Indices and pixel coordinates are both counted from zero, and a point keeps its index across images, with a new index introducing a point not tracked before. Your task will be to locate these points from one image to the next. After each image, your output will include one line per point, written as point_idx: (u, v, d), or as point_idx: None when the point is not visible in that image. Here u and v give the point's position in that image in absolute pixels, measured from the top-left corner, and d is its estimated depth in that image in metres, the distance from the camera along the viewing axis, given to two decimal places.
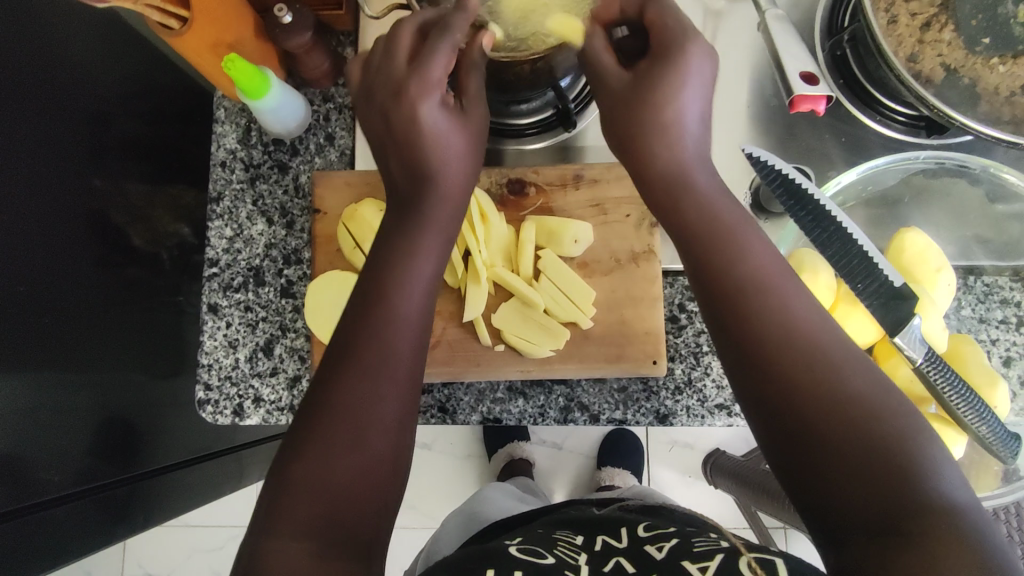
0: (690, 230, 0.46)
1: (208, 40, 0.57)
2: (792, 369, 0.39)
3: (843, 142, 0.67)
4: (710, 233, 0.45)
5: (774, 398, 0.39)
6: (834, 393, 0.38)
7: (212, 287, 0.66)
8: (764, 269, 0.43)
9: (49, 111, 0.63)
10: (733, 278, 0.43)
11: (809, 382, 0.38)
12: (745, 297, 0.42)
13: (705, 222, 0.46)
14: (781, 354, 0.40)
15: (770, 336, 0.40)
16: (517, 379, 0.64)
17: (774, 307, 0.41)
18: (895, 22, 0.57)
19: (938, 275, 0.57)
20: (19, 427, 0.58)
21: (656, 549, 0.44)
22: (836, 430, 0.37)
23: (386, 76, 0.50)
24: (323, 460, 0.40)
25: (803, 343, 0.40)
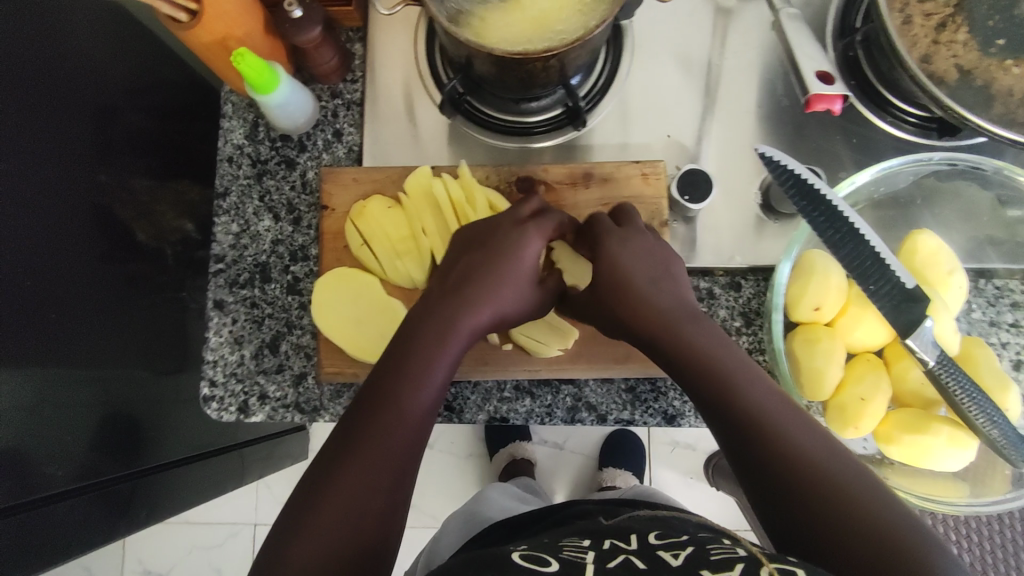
0: (686, 364, 0.50)
1: (217, 34, 0.56)
2: (807, 481, 0.42)
3: (853, 144, 0.66)
4: (704, 368, 0.48)
5: (792, 507, 0.42)
6: (844, 489, 0.41)
7: (218, 283, 0.65)
8: (715, 355, 0.49)
9: (55, 107, 0.63)
10: (700, 358, 0.49)
11: (826, 487, 0.42)
12: (717, 381, 0.47)
13: (699, 362, 0.49)
14: (791, 472, 0.43)
15: (787, 457, 0.43)
16: (524, 378, 0.63)
17: (732, 398, 0.46)
18: (909, 22, 0.57)
19: (949, 277, 0.57)
20: (23, 425, 0.58)
21: (672, 555, 0.44)
22: (858, 515, 0.40)
23: (509, 215, 0.59)
24: (346, 497, 0.43)
25: (763, 423, 0.45)
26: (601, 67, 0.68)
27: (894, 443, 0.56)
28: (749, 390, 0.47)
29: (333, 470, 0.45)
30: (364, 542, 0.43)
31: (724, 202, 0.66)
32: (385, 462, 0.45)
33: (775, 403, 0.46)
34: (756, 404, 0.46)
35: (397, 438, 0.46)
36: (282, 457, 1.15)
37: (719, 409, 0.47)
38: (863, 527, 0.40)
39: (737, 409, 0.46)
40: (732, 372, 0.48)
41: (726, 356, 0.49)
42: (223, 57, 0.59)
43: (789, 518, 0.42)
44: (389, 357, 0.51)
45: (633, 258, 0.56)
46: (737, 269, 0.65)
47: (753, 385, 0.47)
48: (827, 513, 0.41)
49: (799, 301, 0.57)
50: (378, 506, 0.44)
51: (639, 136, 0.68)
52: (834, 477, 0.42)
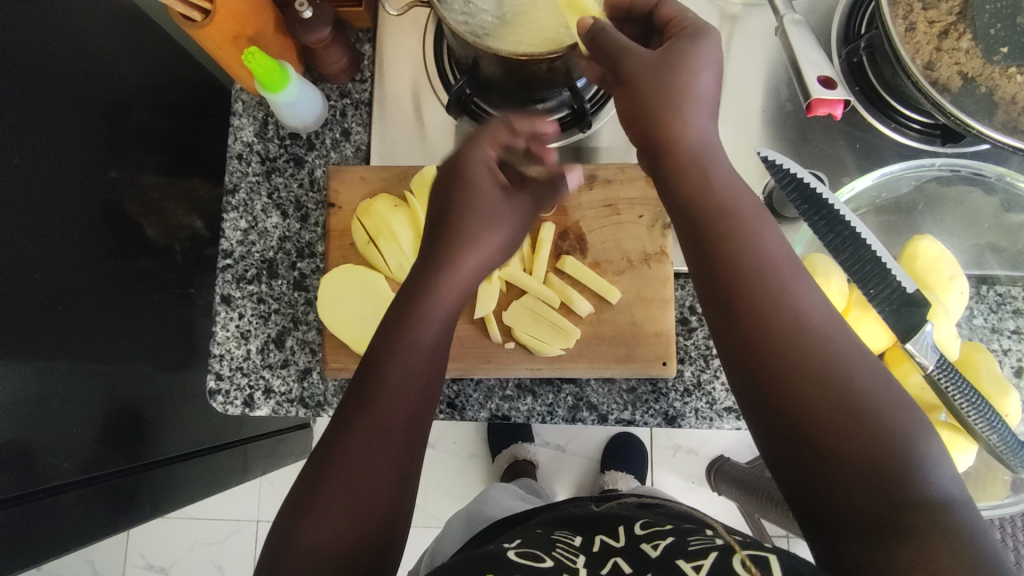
0: (710, 198, 0.43)
1: (229, 34, 0.57)
2: (791, 383, 0.38)
3: (857, 149, 0.67)
4: (731, 214, 0.42)
5: (776, 425, 0.38)
6: (836, 391, 0.37)
7: (226, 278, 0.66)
8: (736, 203, 0.43)
9: (69, 104, 0.64)
10: (716, 202, 0.42)
11: (814, 390, 0.37)
12: (731, 231, 0.42)
13: (726, 209, 0.42)
14: (792, 358, 0.38)
15: (783, 345, 0.38)
16: (526, 376, 0.64)
17: (752, 248, 0.41)
18: (912, 29, 0.58)
19: (951, 283, 0.57)
20: (32, 415, 0.59)
21: (652, 547, 0.45)
22: (858, 427, 0.36)
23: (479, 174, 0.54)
24: (350, 475, 0.43)
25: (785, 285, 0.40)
26: None
27: None
28: (753, 249, 0.41)
29: (336, 449, 0.44)
30: (375, 507, 0.43)
31: None
32: (391, 434, 0.45)
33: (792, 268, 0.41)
34: (769, 264, 0.41)
35: (398, 406, 0.46)
36: (285, 454, 1.15)
37: (737, 257, 0.41)
38: (848, 439, 0.36)
39: (751, 260, 0.41)
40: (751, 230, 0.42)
41: (744, 211, 0.43)
42: (234, 56, 0.60)
43: (775, 431, 0.38)
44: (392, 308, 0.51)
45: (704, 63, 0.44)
46: None
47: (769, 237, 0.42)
48: (812, 430, 0.37)
49: None
50: (385, 472, 0.44)
51: None
52: (828, 373, 0.38)
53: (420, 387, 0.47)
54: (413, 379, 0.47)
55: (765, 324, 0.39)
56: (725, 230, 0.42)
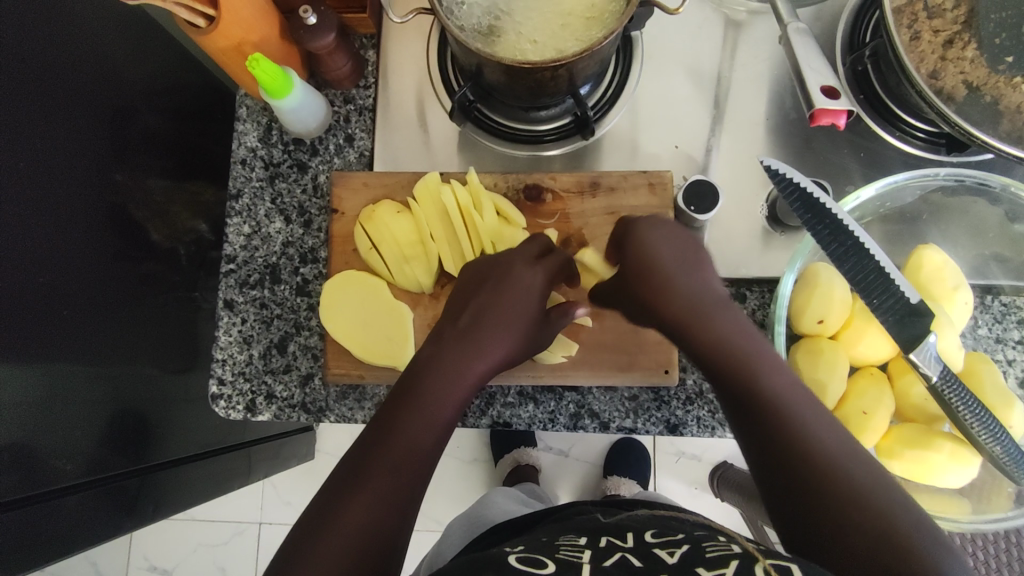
0: (707, 354, 0.51)
1: (233, 40, 0.57)
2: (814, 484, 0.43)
3: (861, 157, 0.67)
4: (727, 354, 0.50)
5: (798, 510, 0.43)
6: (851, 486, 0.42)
7: (228, 283, 0.66)
8: (734, 340, 0.51)
9: (74, 109, 0.64)
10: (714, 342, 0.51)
11: (827, 479, 0.43)
12: (736, 370, 0.49)
13: (721, 350, 0.51)
14: (797, 462, 0.44)
15: (791, 454, 0.44)
16: (528, 384, 0.64)
17: (753, 381, 0.48)
18: (918, 38, 0.57)
19: (955, 293, 0.57)
20: (36, 419, 0.59)
21: (667, 553, 0.45)
22: (855, 506, 0.41)
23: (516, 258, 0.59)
24: (353, 527, 0.43)
25: (777, 407, 0.46)
26: (610, 77, 0.69)
27: (896, 459, 0.56)
28: (769, 379, 0.48)
29: (339, 502, 0.44)
30: (371, 553, 0.43)
31: (732, 214, 0.66)
32: (394, 486, 0.46)
33: (790, 389, 0.48)
34: (776, 387, 0.48)
35: (404, 467, 0.47)
36: (287, 457, 1.16)
37: (737, 394, 0.49)
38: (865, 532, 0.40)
39: (751, 396, 0.48)
40: (753, 359, 0.50)
41: (748, 342, 0.51)
42: (238, 61, 0.61)
43: (778, 497, 0.44)
44: (406, 376, 0.53)
45: (665, 245, 0.57)
46: (742, 282, 0.65)
47: (778, 375, 0.49)
48: (830, 512, 0.42)
49: (803, 312, 0.57)
50: (385, 528, 0.44)
51: (647, 147, 0.69)
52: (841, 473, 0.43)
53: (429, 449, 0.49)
54: (423, 442, 0.48)
55: (783, 429, 0.45)
56: (732, 360, 0.50)
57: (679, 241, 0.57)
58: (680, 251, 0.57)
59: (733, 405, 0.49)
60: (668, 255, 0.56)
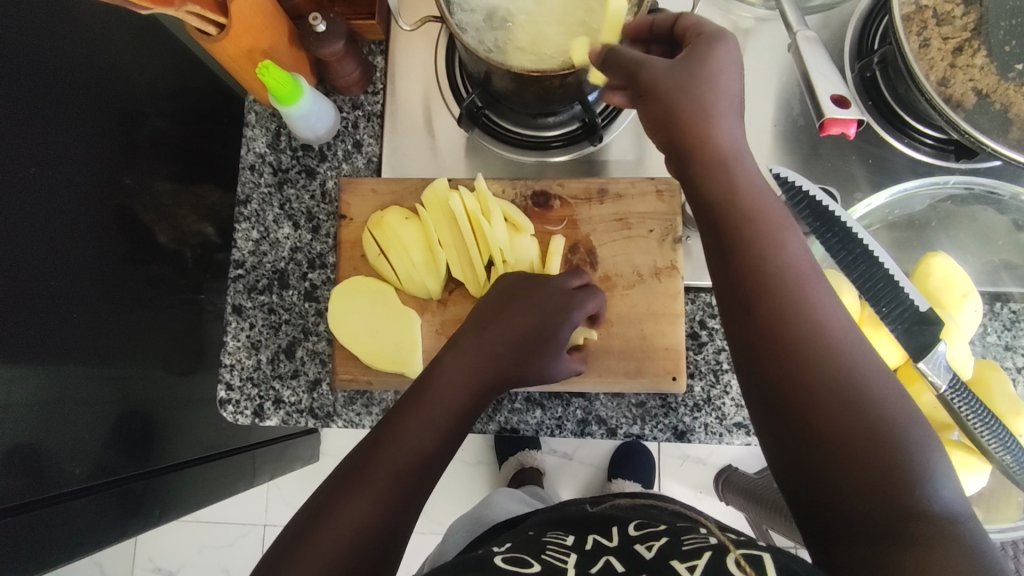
0: (725, 207, 0.44)
1: (243, 47, 0.58)
2: (811, 388, 0.38)
3: (869, 164, 0.66)
4: (745, 212, 0.44)
5: (784, 408, 0.39)
6: (859, 397, 0.37)
7: (237, 288, 0.67)
8: (753, 198, 0.44)
9: (84, 114, 0.65)
10: (738, 203, 0.44)
11: (828, 383, 0.38)
12: (744, 228, 0.43)
13: (747, 211, 0.43)
14: (796, 370, 0.39)
15: (798, 353, 0.39)
16: (535, 390, 0.64)
17: (762, 256, 0.42)
18: (927, 45, 0.58)
19: (964, 301, 0.56)
20: (44, 421, 0.59)
21: (646, 548, 0.45)
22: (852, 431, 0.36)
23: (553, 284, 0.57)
24: (342, 533, 0.42)
25: (797, 284, 0.41)
26: None
27: None
28: (771, 249, 0.42)
29: (337, 499, 0.44)
30: (365, 548, 0.43)
31: None
32: (393, 485, 0.45)
33: (802, 270, 0.42)
34: (789, 261, 0.42)
35: (404, 465, 0.46)
36: (292, 459, 1.16)
37: (744, 263, 0.42)
38: (859, 444, 0.36)
39: (756, 265, 0.42)
40: (771, 221, 0.43)
41: (769, 207, 0.44)
42: (248, 68, 0.61)
43: (766, 397, 0.40)
44: (417, 382, 0.52)
45: (724, 67, 0.46)
46: None
47: (792, 240, 0.43)
48: (820, 420, 0.37)
49: None
50: (380, 526, 0.44)
51: (656, 153, 0.68)
52: (841, 377, 0.38)
53: (428, 450, 0.48)
54: (423, 446, 0.48)
55: (783, 314, 0.40)
56: (744, 221, 0.43)
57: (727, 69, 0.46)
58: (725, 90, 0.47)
59: (731, 270, 0.43)
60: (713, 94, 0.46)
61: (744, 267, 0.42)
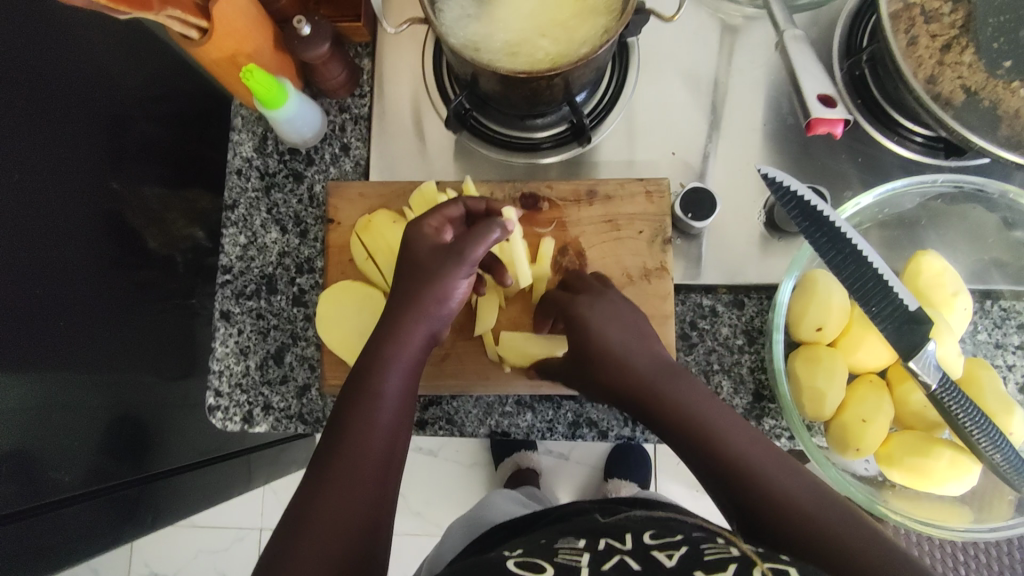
0: (670, 426, 0.52)
1: (227, 51, 0.57)
2: (800, 527, 0.45)
3: (860, 163, 0.66)
4: (690, 426, 0.51)
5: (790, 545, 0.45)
6: (834, 535, 0.45)
7: (225, 294, 0.66)
8: (696, 410, 0.51)
9: (70, 118, 0.64)
10: (680, 417, 0.51)
11: (807, 522, 0.45)
12: (700, 437, 0.50)
13: (683, 422, 0.51)
14: (778, 516, 0.46)
15: (777, 514, 0.46)
16: (525, 393, 0.64)
17: (718, 448, 0.49)
18: (915, 43, 0.57)
19: (954, 300, 0.56)
20: (33, 430, 0.59)
21: (666, 555, 0.44)
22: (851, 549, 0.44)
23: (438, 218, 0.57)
24: (329, 520, 0.45)
25: (749, 471, 0.48)
26: (607, 84, 0.68)
27: (896, 466, 0.56)
28: (726, 448, 0.49)
29: (312, 499, 0.46)
30: (354, 532, 0.45)
31: (729, 222, 0.66)
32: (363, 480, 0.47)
33: (756, 450, 0.49)
34: (738, 457, 0.49)
35: (369, 459, 0.48)
36: (288, 462, 1.15)
37: (709, 463, 0.50)
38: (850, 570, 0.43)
39: (721, 464, 0.49)
40: (714, 430, 0.50)
41: (711, 415, 0.51)
42: (232, 72, 0.60)
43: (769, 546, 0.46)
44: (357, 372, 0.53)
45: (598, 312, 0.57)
46: (740, 289, 0.65)
47: (732, 436, 0.50)
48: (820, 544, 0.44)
49: (802, 320, 0.57)
50: (364, 517, 0.46)
51: (645, 153, 0.68)
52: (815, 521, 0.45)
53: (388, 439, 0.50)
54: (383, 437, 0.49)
55: (752, 487, 0.48)
56: (692, 431, 0.51)
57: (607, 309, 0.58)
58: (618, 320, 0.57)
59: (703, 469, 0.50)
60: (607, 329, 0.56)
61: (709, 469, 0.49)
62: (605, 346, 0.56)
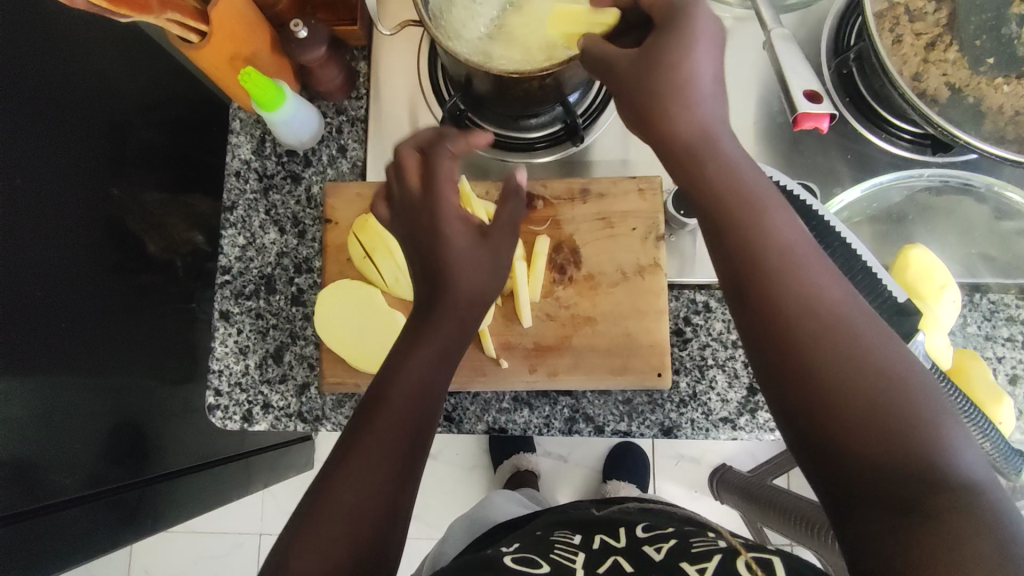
0: (720, 196, 0.40)
1: (225, 54, 0.58)
2: (822, 365, 0.35)
3: (849, 159, 0.67)
4: (736, 206, 0.40)
5: (801, 391, 0.36)
6: (876, 382, 0.35)
7: (224, 294, 0.67)
8: (750, 189, 0.40)
9: (71, 125, 0.65)
10: (727, 196, 0.40)
11: (845, 358, 0.35)
12: (745, 220, 0.39)
13: (738, 197, 0.40)
14: (795, 343, 0.36)
15: (802, 338, 0.36)
16: (522, 389, 0.64)
17: (759, 232, 0.39)
18: (900, 41, 0.59)
19: (942, 292, 0.57)
20: (35, 433, 0.59)
21: (655, 550, 0.45)
22: (868, 407, 0.34)
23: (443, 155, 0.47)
24: (345, 511, 0.39)
25: (794, 270, 0.38)
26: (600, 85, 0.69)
27: None
28: (773, 235, 0.39)
29: (327, 489, 0.40)
30: (369, 528, 0.39)
31: None
32: (381, 469, 0.41)
33: (805, 255, 0.39)
34: (781, 239, 0.39)
35: (391, 442, 0.42)
36: (287, 466, 1.16)
37: (742, 248, 0.39)
38: (879, 432, 0.34)
39: (754, 250, 0.39)
40: (767, 213, 0.40)
41: (760, 197, 0.40)
42: (230, 75, 0.61)
43: (772, 375, 0.37)
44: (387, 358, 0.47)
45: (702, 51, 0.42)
46: None
47: (779, 216, 0.40)
48: (836, 398, 0.35)
49: None
50: (383, 507, 0.40)
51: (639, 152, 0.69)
52: (853, 361, 0.35)
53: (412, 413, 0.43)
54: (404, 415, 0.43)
55: (776, 292, 0.38)
56: (738, 208, 0.40)
57: (716, 56, 0.42)
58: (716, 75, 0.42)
59: (733, 258, 0.39)
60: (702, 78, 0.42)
61: (742, 249, 0.39)
62: (669, 117, 0.42)
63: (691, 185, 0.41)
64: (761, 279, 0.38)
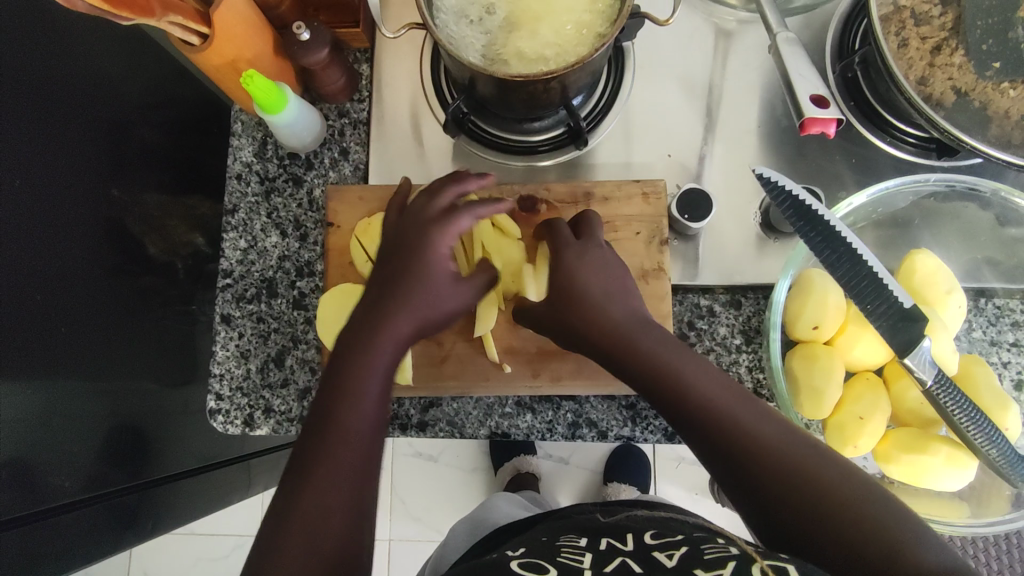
0: (639, 376, 0.52)
1: (227, 57, 0.58)
2: (807, 502, 0.43)
3: (853, 163, 0.67)
4: (657, 382, 0.51)
5: (783, 513, 0.44)
6: (834, 501, 0.43)
7: (225, 298, 0.67)
8: (667, 362, 0.51)
9: (71, 126, 0.65)
10: (642, 364, 0.52)
11: (812, 489, 0.44)
12: (670, 393, 0.50)
13: (654, 374, 0.51)
14: (785, 500, 0.44)
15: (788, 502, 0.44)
16: (525, 394, 0.64)
17: (683, 402, 0.49)
18: (905, 45, 0.58)
19: (948, 297, 0.57)
20: (34, 436, 0.59)
21: (667, 555, 0.45)
22: (840, 521, 0.43)
23: (421, 215, 0.56)
24: (305, 525, 0.45)
25: (719, 422, 0.47)
26: (603, 87, 0.69)
27: (893, 462, 0.56)
28: (697, 396, 0.49)
29: (294, 499, 0.46)
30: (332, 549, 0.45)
31: (727, 222, 0.66)
32: (341, 488, 0.46)
33: (732, 400, 0.48)
34: (706, 398, 0.49)
35: (351, 457, 0.47)
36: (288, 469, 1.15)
37: (678, 419, 0.49)
38: (854, 534, 0.42)
39: (693, 418, 0.48)
40: (682, 383, 0.50)
41: (667, 359, 0.51)
42: (232, 78, 0.61)
43: (758, 514, 0.45)
44: (339, 371, 0.51)
45: (577, 264, 0.57)
46: (738, 287, 0.65)
47: (697, 375, 0.50)
48: (810, 520, 0.43)
49: (798, 319, 0.58)
50: (341, 534, 0.45)
51: (643, 155, 0.69)
52: (804, 475, 0.44)
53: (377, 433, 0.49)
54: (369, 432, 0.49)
55: (705, 404, 0.48)
56: (664, 387, 0.50)
57: (597, 262, 0.58)
58: (604, 279, 0.57)
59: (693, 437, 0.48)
60: (593, 282, 0.56)
61: (676, 412, 0.49)
62: (586, 304, 0.55)
63: (612, 360, 0.54)
64: (694, 433, 0.48)
